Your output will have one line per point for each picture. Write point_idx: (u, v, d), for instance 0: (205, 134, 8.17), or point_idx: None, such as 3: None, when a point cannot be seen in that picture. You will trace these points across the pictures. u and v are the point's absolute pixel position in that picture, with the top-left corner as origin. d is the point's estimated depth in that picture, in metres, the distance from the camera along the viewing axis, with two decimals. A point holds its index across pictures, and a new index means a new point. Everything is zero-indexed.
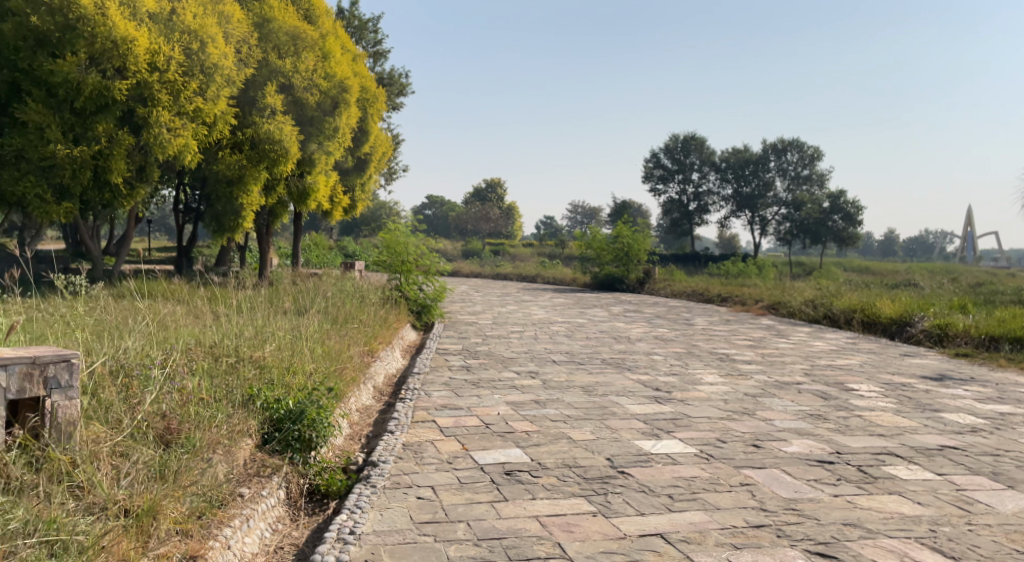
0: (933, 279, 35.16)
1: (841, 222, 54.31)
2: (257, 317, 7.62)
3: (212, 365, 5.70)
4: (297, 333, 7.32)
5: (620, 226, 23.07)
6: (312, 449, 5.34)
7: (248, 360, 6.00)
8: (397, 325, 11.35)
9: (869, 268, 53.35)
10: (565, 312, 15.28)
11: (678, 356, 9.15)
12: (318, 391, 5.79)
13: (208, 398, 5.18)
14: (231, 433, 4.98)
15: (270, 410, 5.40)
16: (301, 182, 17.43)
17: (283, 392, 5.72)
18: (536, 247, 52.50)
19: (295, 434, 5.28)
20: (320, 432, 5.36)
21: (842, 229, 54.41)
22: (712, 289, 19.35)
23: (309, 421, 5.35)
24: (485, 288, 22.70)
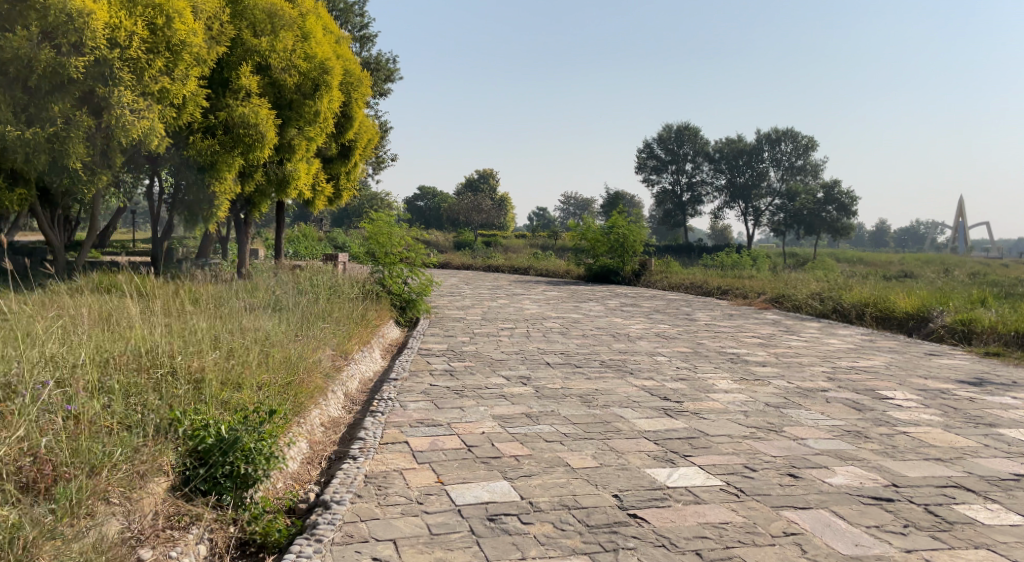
0: (933, 271, 34.38)
1: (837, 212, 53.58)
2: (213, 318, 6.77)
3: (136, 382, 4.88)
4: (253, 335, 6.44)
5: (614, 217, 22.22)
6: (250, 487, 4.48)
7: (184, 371, 5.15)
8: (377, 322, 10.47)
9: (865, 260, 52.63)
10: (559, 307, 14.41)
11: (683, 356, 8.30)
12: (262, 412, 4.89)
13: (110, 429, 4.35)
14: (133, 475, 4.15)
15: (194, 440, 4.52)
16: (280, 170, 16.53)
17: (218, 414, 4.80)
18: (528, 239, 51.69)
19: (226, 470, 4.44)
20: (259, 467, 4.49)
21: (838, 220, 53.68)
22: (712, 282, 18.51)
23: (243, 453, 4.48)
24: (475, 281, 21.81)
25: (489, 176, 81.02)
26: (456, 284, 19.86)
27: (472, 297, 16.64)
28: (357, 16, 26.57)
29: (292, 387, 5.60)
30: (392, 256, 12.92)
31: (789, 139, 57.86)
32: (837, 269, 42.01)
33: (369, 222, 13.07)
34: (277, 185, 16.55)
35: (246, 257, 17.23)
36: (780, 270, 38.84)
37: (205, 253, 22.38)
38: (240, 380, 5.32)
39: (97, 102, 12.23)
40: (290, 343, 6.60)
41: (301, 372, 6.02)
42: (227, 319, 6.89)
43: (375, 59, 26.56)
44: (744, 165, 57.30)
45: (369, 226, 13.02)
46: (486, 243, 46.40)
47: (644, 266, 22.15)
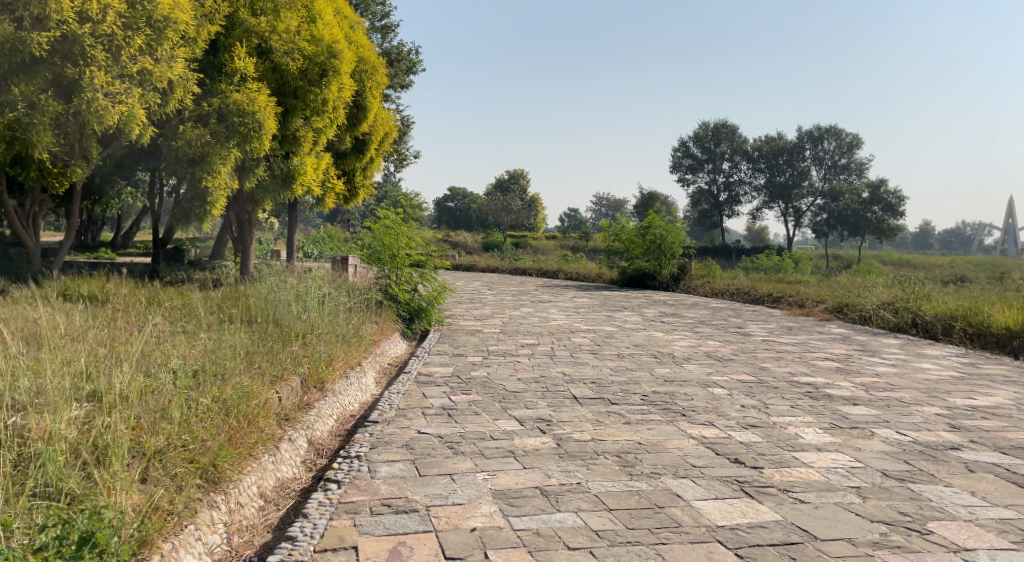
0: (989, 276, 32.31)
1: (882, 213, 51.28)
2: (146, 348, 5.30)
3: None
4: (183, 370, 4.92)
5: (652, 216, 20.53)
6: None
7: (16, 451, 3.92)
8: (376, 338, 8.94)
9: (912, 262, 50.25)
10: (591, 317, 12.80)
11: (746, 387, 6.69)
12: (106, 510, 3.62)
13: None
14: None
15: None
16: (285, 165, 15.09)
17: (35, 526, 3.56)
18: (560, 239, 49.92)
19: None
20: None
21: (883, 221, 51.38)
22: (760, 288, 16.73)
23: None
24: (499, 286, 20.22)
25: (519, 175, 79.43)
26: (479, 290, 18.31)
27: (494, 304, 15.06)
28: (378, 5, 25.16)
29: (202, 458, 4.19)
30: (398, 259, 11.28)
31: (832, 136, 55.63)
32: (884, 273, 39.93)
33: (373, 221, 11.42)
34: (281, 181, 15.11)
35: (249, 259, 15.85)
36: (824, 273, 36.83)
37: (216, 254, 21.07)
38: (110, 453, 3.95)
39: (69, 85, 10.62)
40: (237, 375, 5.09)
41: (232, 424, 4.54)
42: (159, 345, 5.39)
43: (396, 49, 25.03)
44: (785, 164, 55.13)
45: (372, 225, 11.40)
46: (515, 245, 44.85)
47: (684, 269, 20.37)
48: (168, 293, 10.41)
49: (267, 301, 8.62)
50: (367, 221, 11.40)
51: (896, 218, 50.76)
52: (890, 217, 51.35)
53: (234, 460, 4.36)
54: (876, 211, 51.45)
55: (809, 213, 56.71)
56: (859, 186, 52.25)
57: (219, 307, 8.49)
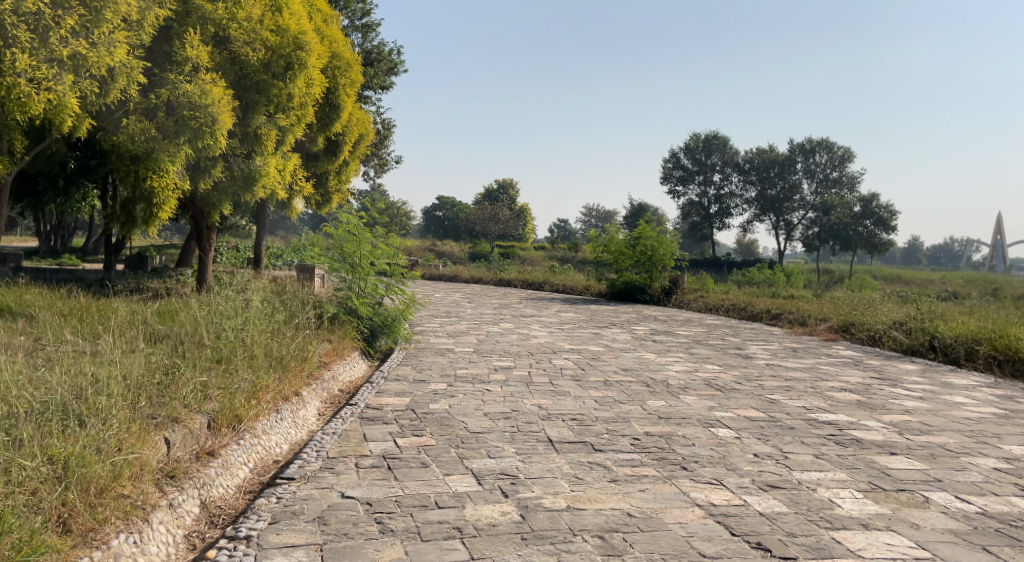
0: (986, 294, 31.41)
1: (874, 227, 50.41)
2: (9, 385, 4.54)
3: None
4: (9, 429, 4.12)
5: (642, 226, 19.45)
6: None
7: None
8: (327, 359, 7.90)
9: (905, 278, 49.41)
10: (576, 335, 11.69)
11: (756, 426, 5.57)
12: None
13: None
14: None
15: None
16: (246, 165, 13.99)
17: None
18: (548, 250, 49.14)
19: None
20: None
21: (875, 235, 50.49)
22: (758, 305, 15.66)
23: None
24: (480, 298, 19.07)
25: (508, 185, 78.45)
26: (458, 303, 17.18)
27: (471, 318, 13.91)
28: (358, 2, 24.07)
29: None
30: (359, 267, 10.13)
31: (824, 149, 54.85)
32: (876, 289, 39.11)
33: (333, 225, 10.28)
34: (242, 182, 14.01)
35: (207, 268, 14.75)
36: (818, 288, 35.86)
37: (184, 260, 19.93)
38: None
39: None
40: (104, 417, 4.36)
41: (56, 502, 3.80)
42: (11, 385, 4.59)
43: (376, 48, 23.94)
44: (776, 176, 54.23)
45: (332, 228, 10.28)
46: (502, 255, 43.77)
47: (675, 283, 19.26)
48: (107, 305, 9.38)
49: (207, 311, 7.59)
50: (326, 226, 10.28)
51: (888, 232, 49.94)
52: (882, 231, 50.50)
53: (45, 557, 3.58)
54: (868, 225, 50.58)
55: (801, 226, 55.86)
56: (851, 200, 51.41)
57: (150, 324, 7.47)
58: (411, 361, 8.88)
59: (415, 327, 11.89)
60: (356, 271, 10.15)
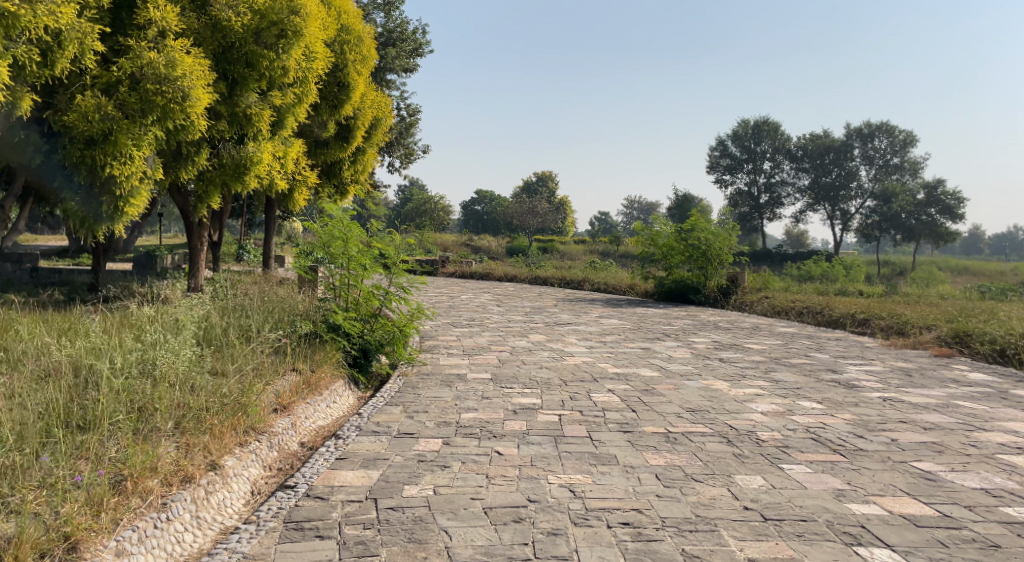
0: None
1: (939, 216, 47.39)
2: None
3: None
4: None
5: (695, 216, 17.19)
6: None
7: None
8: (288, 399, 5.83)
9: (972, 270, 46.36)
10: (622, 351, 9.54)
11: (926, 541, 3.72)
12: None
13: None
14: None
15: None
16: (237, 151, 11.95)
17: None
18: (589, 243, 46.65)
19: None
20: None
21: (940, 224, 47.45)
22: (837, 308, 13.37)
23: None
24: (511, 301, 16.95)
25: (547, 178, 76.23)
26: (485, 309, 15.11)
27: (498, 329, 11.82)
28: None
29: None
30: (351, 271, 8.05)
31: (884, 134, 51.91)
32: (946, 281, 36.28)
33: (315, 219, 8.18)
34: (230, 172, 11.93)
35: (197, 268, 12.75)
36: (882, 283, 33.18)
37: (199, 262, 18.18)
38: None
39: None
40: None
41: None
42: None
43: (399, 26, 21.72)
44: (831, 163, 51.17)
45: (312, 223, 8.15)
46: (540, 250, 41.64)
47: (734, 282, 16.93)
48: (44, 315, 7.53)
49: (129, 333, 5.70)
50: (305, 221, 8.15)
51: (954, 220, 46.85)
52: (947, 219, 47.47)
53: None
54: (932, 213, 47.59)
55: (857, 216, 52.89)
56: (914, 187, 48.43)
57: (48, 345, 5.54)
58: (402, 396, 6.63)
59: (417, 344, 9.63)
60: (348, 274, 8.09)
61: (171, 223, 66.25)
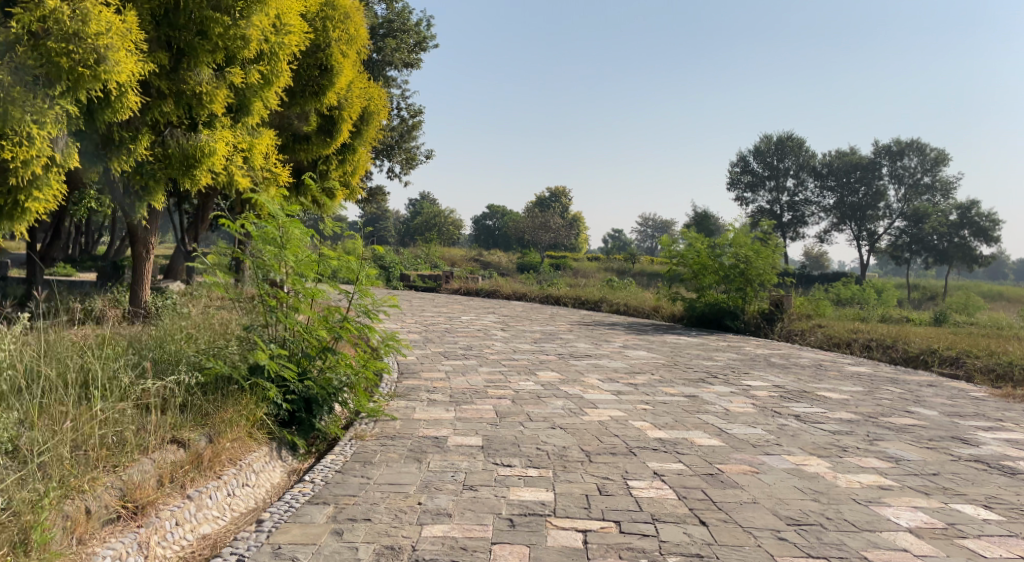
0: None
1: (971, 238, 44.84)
2: None
3: None
4: None
5: (737, 231, 14.99)
6: None
7: None
8: (148, 493, 4.13)
9: (1006, 297, 44.03)
10: (662, 400, 7.28)
11: None
12: None
13: None
14: None
15: None
16: (186, 139, 9.47)
17: None
18: (604, 261, 44.29)
19: None
20: None
21: (972, 248, 45.14)
22: (913, 345, 11.14)
23: None
24: (519, 324, 14.66)
25: (561, 194, 74.10)
26: (488, 335, 12.87)
27: (501, 363, 9.55)
28: None
29: None
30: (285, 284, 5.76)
31: (914, 152, 49.46)
32: (982, 309, 34.00)
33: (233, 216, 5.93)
34: (179, 165, 9.48)
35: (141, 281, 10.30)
36: (918, 309, 30.83)
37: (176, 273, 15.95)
38: None
39: None
40: None
41: None
42: None
43: (401, 16, 19.45)
44: (856, 181, 48.67)
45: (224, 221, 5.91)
46: (551, 266, 39.44)
47: (778, 307, 14.59)
48: None
49: None
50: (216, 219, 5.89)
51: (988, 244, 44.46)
52: (979, 242, 45.10)
53: None
54: (965, 235, 45.07)
55: (885, 237, 50.41)
56: (945, 208, 45.95)
57: None
58: (339, 484, 4.30)
59: (388, 389, 7.30)
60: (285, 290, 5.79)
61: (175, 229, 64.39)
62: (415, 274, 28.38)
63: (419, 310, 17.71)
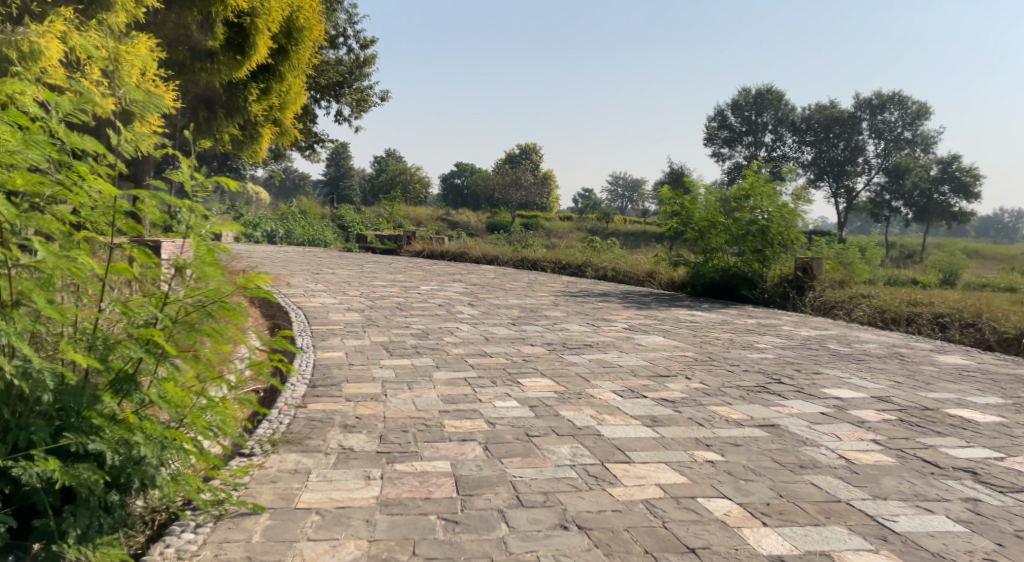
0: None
1: (952, 194, 42.76)
2: None
3: None
4: None
5: (753, 178, 12.09)
6: None
7: None
8: None
9: (987, 255, 42.27)
10: (730, 440, 4.45)
11: None
12: None
13: None
14: None
15: None
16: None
17: None
18: (575, 221, 41.38)
19: None
20: None
21: (953, 204, 43.10)
22: (1009, 324, 8.42)
23: None
24: (487, 297, 11.75)
25: (530, 150, 71.08)
26: (452, 313, 9.97)
27: (467, 361, 6.67)
28: None
29: None
30: (10, 251, 3.02)
31: (895, 104, 46.69)
32: (970, 270, 31.93)
33: None
34: None
35: None
36: (912, 270, 28.47)
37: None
38: None
39: None
40: None
41: None
42: None
43: None
44: (837, 136, 46.08)
45: None
46: (522, 226, 36.65)
47: (806, 272, 11.57)
48: None
49: None
50: None
51: (970, 199, 42.39)
52: (961, 199, 43.07)
53: None
54: (946, 191, 43.06)
55: (866, 193, 48.01)
56: (928, 162, 43.61)
57: None
58: None
59: (274, 428, 4.47)
60: (8, 263, 3.04)
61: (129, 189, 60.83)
62: (371, 235, 25.30)
63: (370, 278, 14.78)
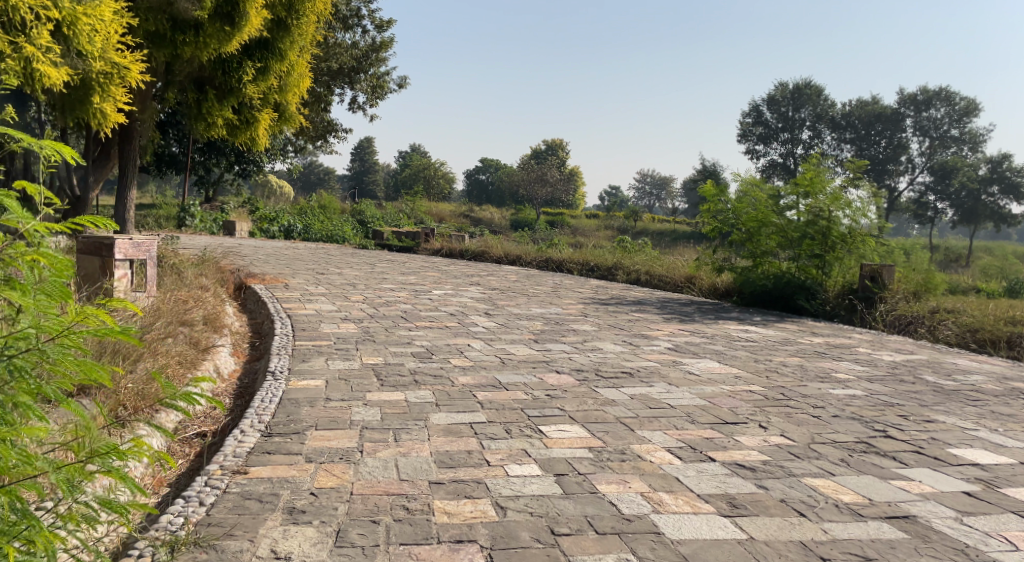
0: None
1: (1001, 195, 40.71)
2: None
3: None
4: None
5: (812, 171, 10.52)
6: None
7: None
8: None
9: None
10: (853, 547, 3.02)
11: None
12: None
13: None
14: None
15: None
16: None
17: None
18: (603, 219, 39.84)
19: None
20: None
21: (1001, 206, 41.02)
22: None
23: None
24: (505, 305, 10.36)
25: (558, 146, 69.57)
26: (463, 324, 8.59)
27: (474, 399, 5.30)
28: None
29: None
30: None
31: (941, 101, 44.47)
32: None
33: None
34: None
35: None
36: (970, 275, 26.52)
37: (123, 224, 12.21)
38: None
39: None
40: None
41: None
42: None
43: None
44: (877, 134, 44.11)
45: None
46: (549, 223, 35.19)
47: (873, 281, 10.02)
48: None
49: None
50: None
51: (1020, 201, 40.31)
52: (1010, 200, 40.99)
53: None
54: (993, 193, 41.09)
55: (909, 193, 45.98)
56: (975, 161, 41.54)
57: None
58: None
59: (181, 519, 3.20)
60: None
61: (158, 186, 60.75)
62: (389, 231, 23.98)
63: (379, 279, 13.44)
